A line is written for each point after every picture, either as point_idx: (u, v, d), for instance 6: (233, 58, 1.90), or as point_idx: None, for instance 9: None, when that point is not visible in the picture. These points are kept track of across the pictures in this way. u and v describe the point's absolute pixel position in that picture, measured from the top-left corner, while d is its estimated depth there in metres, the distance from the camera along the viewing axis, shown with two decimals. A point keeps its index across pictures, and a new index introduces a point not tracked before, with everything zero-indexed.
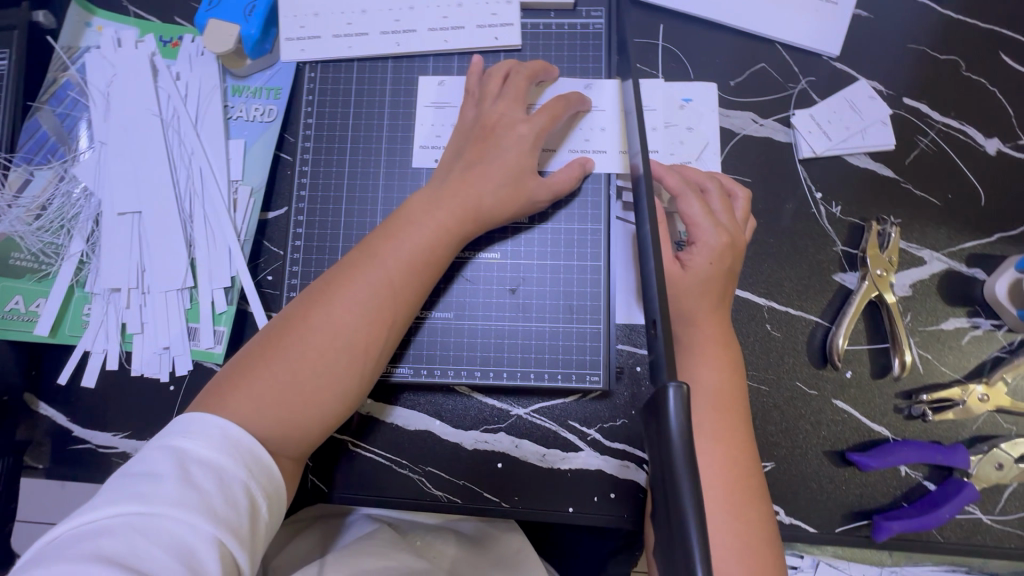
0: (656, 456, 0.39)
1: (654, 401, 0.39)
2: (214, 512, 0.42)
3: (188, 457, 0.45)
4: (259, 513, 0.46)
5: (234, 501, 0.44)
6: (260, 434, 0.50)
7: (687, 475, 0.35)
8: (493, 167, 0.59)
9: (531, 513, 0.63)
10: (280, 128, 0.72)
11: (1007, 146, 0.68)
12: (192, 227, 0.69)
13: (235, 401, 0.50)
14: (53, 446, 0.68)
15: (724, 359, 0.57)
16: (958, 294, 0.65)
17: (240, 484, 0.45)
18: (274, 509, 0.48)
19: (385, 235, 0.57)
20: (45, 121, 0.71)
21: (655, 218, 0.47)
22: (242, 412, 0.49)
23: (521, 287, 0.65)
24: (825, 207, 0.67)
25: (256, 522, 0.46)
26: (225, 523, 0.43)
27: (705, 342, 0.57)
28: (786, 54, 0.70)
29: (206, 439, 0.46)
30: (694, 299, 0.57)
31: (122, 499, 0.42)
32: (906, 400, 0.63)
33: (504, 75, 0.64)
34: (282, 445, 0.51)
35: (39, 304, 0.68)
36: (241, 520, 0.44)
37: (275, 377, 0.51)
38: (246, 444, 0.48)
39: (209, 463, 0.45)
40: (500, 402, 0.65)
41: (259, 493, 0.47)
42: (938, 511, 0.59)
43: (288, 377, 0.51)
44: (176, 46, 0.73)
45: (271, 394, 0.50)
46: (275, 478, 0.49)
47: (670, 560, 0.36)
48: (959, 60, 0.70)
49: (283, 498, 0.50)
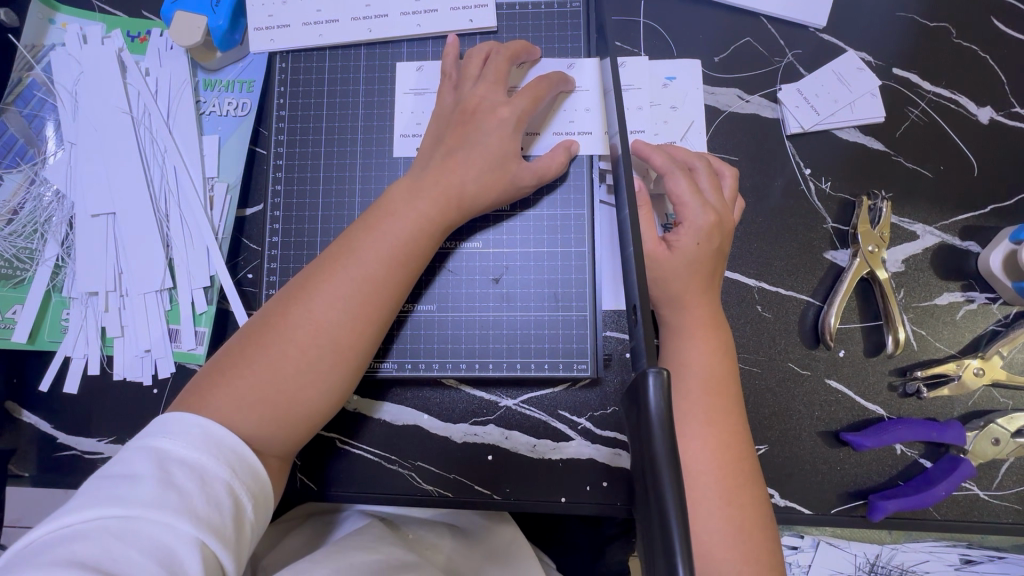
0: (637, 446, 0.38)
1: (635, 389, 0.38)
2: (195, 513, 0.41)
3: (168, 458, 0.44)
4: (244, 514, 0.45)
5: (217, 501, 0.43)
6: (242, 433, 0.49)
7: (667, 467, 0.34)
8: (472, 154, 0.57)
9: (522, 504, 0.63)
10: (254, 122, 0.70)
11: (1000, 115, 0.66)
12: (168, 227, 0.68)
13: (218, 400, 0.49)
14: (38, 453, 0.67)
15: (716, 342, 0.55)
16: (952, 268, 0.64)
17: (223, 484, 0.44)
18: (260, 509, 0.47)
19: (366, 227, 0.55)
20: (12, 123, 0.69)
21: (635, 201, 0.45)
22: (225, 411, 0.48)
23: (505, 276, 0.64)
24: (814, 184, 0.65)
25: (241, 523, 0.45)
26: (208, 524, 0.42)
27: (693, 325, 0.56)
28: (771, 28, 0.68)
29: (187, 439, 0.45)
30: (681, 282, 0.56)
31: (100, 502, 0.41)
32: (901, 378, 0.62)
33: (483, 57, 0.62)
34: (265, 445, 0.50)
35: (16, 310, 0.67)
36: (224, 521, 0.43)
37: (256, 376, 0.50)
38: (229, 443, 0.47)
39: (191, 464, 0.44)
40: (489, 394, 0.64)
41: (244, 493, 0.46)
42: (934, 489, 0.58)
43: (269, 375, 0.50)
44: (145, 41, 0.71)
45: (254, 393, 0.49)
46: (260, 477, 0.48)
47: (651, 551, 0.35)
48: (950, 27, 0.68)
49: (270, 498, 0.49)
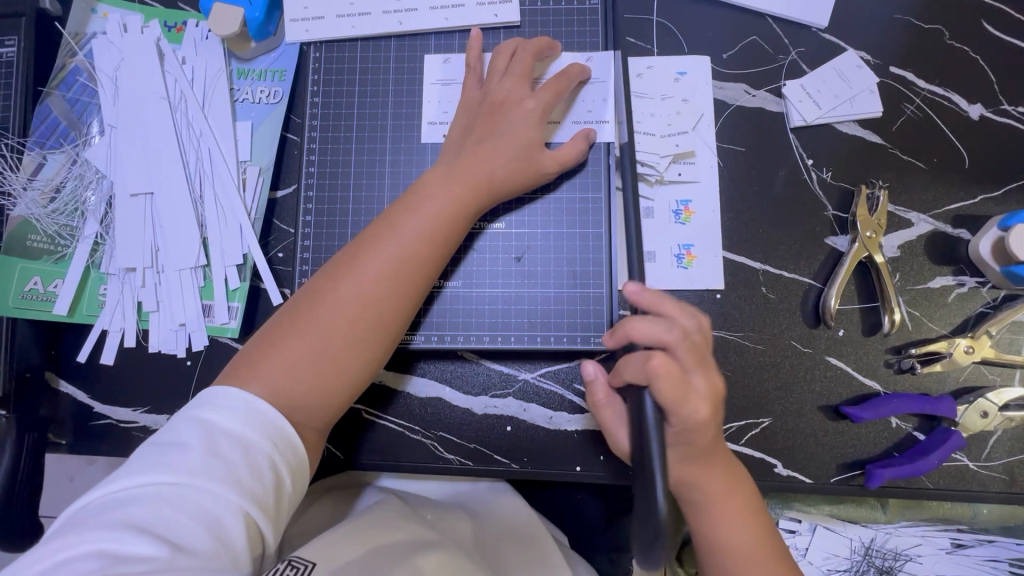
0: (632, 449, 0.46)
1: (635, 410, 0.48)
2: (240, 483, 0.44)
3: (215, 430, 0.47)
4: (284, 487, 0.48)
5: (260, 473, 0.46)
6: (293, 398, 0.52)
7: (656, 448, 0.44)
8: (502, 141, 0.61)
9: (539, 473, 0.66)
10: (286, 109, 0.73)
11: (990, 112, 0.70)
12: (203, 208, 0.71)
13: (270, 367, 0.52)
14: (74, 421, 0.70)
15: (738, 503, 0.56)
16: (944, 254, 0.68)
17: (264, 456, 0.47)
18: (298, 482, 0.50)
19: (404, 208, 0.59)
20: (55, 106, 0.72)
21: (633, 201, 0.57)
22: (276, 376, 0.52)
23: (526, 255, 0.67)
24: (816, 173, 0.69)
25: (280, 495, 0.47)
26: (251, 494, 0.45)
27: (721, 494, 0.56)
28: (776, 27, 0.72)
29: (231, 412, 0.48)
30: (696, 431, 0.52)
31: (151, 469, 0.44)
32: (896, 355, 0.66)
33: (511, 52, 0.66)
34: (313, 412, 0.53)
35: (57, 284, 0.70)
36: (266, 492, 0.46)
37: (305, 346, 0.53)
38: (270, 418, 0.49)
39: (235, 436, 0.47)
40: (508, 367, 0.68)
41: (283, 466, 0.48)
42: (927, 458, 0.62)
43: (318, 345, 0.53)
44: (181, 31, 0.74)
45: (302, 362, 0.53)
46: (298, 452, 0.50)
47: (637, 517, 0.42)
48: (944, 28, 0.72)
49: (306, 473, 0.52)
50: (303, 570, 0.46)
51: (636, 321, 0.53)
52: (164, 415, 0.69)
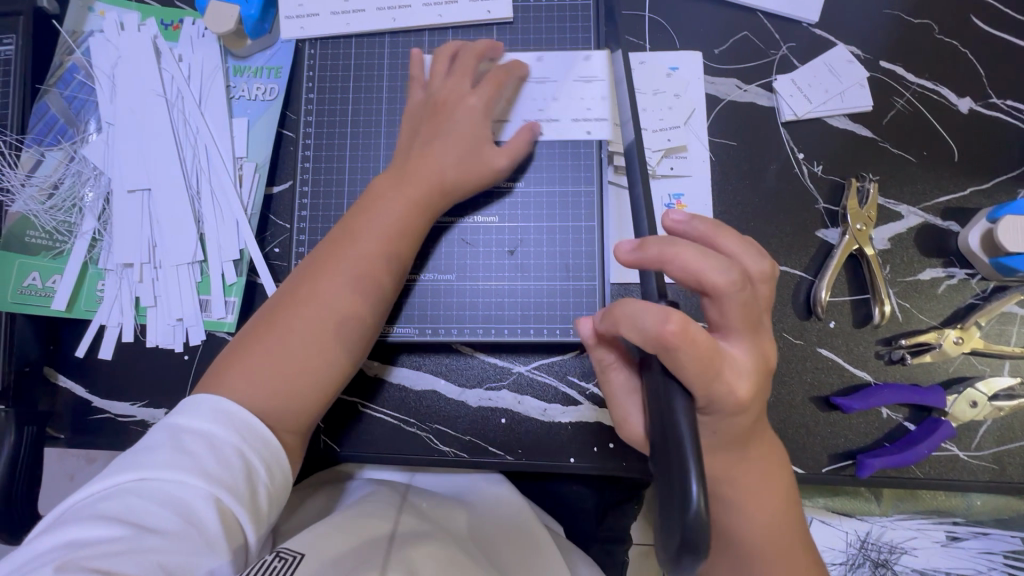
0: (657, 440, 0.40)
1: (659, 397, 0.41)
2: (207, 471, 0.45)
3: (181, 428, 0.48)
4: (258, 475, 0.48)
5: (228, 463, 0.46)
6: (259, 407, 0.52)
7: (689, 439, 0.38)
8: (449, 140, 0.62)
9: (533, 465, 0.67)
10: (281, 106, 0.74)
11: (979, 105, 0.71)
12: (200, 203, 0.71)
13: (234, 377, 0.53)
14: (74, 415, 0.70)
15: (770, 499, 0.50)
16: (934, 246, 0.68)
17: (232, 448, 0.47)
18: (276, 475, 0.50)
19: (359, 213, 0.60)
20: (53, 104, 0.73)
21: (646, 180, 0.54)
22: (242, 386, 0.52)
23: (519, 249, 0.68)
24: (807, 167, 0.70)
25: (255, 484, 0.47)
26: (220, 481, 0.45)
27: (754, 489, 0.49)
28: (767, 22, 0.73)
29: (198, 411, 0.49)
30: (736, 414, 0.44)
31: (119, 469, 0.45)
32: (886, 346, 0.67)
33: (452, 53, 0.67)
34: (282, 417, 0.53)
35: (55, 280, 0.71)
36: (237, 480, 0.46)
37: (269, 354, 0.54)
38: (238, 414, 0.50)
39: (202, 432, 0.48)
40: (501, 360, 0.69)
41: (255, 457, 0.49)
42: (917, 447, 0.63)
43: (283, 352, 0.54)
44: (177, 29, 0.74)
45: (268, 369, 0.53)
46: (271, 444, 0.50)
47: (664, 498, 0.38)
48: (934, 23, 0.72)
49: (287, 469, 0.52)
50: (287, 568, 0.45)
51: (671, 251, 0.43)
52: (163, 408, 0.70)
